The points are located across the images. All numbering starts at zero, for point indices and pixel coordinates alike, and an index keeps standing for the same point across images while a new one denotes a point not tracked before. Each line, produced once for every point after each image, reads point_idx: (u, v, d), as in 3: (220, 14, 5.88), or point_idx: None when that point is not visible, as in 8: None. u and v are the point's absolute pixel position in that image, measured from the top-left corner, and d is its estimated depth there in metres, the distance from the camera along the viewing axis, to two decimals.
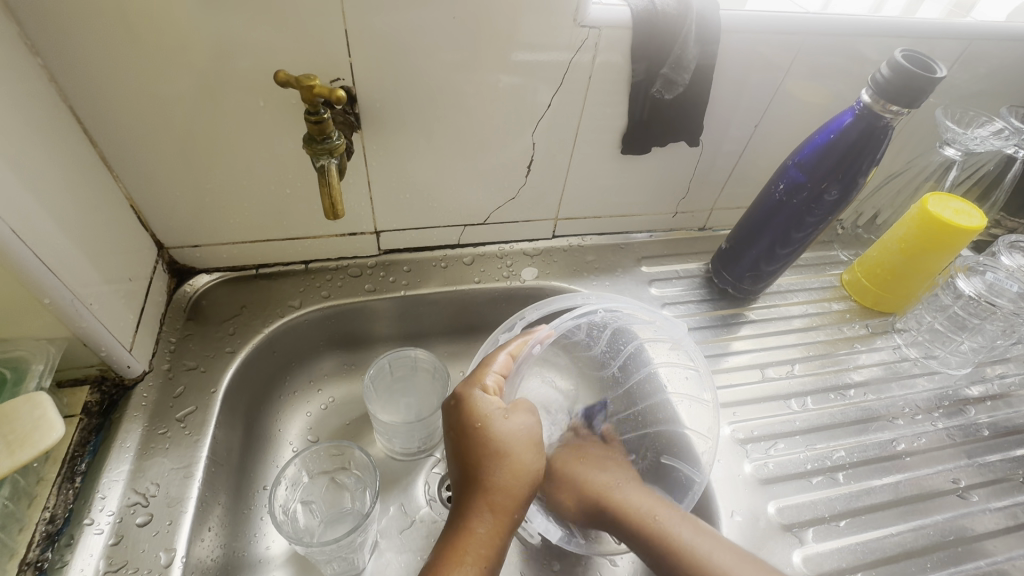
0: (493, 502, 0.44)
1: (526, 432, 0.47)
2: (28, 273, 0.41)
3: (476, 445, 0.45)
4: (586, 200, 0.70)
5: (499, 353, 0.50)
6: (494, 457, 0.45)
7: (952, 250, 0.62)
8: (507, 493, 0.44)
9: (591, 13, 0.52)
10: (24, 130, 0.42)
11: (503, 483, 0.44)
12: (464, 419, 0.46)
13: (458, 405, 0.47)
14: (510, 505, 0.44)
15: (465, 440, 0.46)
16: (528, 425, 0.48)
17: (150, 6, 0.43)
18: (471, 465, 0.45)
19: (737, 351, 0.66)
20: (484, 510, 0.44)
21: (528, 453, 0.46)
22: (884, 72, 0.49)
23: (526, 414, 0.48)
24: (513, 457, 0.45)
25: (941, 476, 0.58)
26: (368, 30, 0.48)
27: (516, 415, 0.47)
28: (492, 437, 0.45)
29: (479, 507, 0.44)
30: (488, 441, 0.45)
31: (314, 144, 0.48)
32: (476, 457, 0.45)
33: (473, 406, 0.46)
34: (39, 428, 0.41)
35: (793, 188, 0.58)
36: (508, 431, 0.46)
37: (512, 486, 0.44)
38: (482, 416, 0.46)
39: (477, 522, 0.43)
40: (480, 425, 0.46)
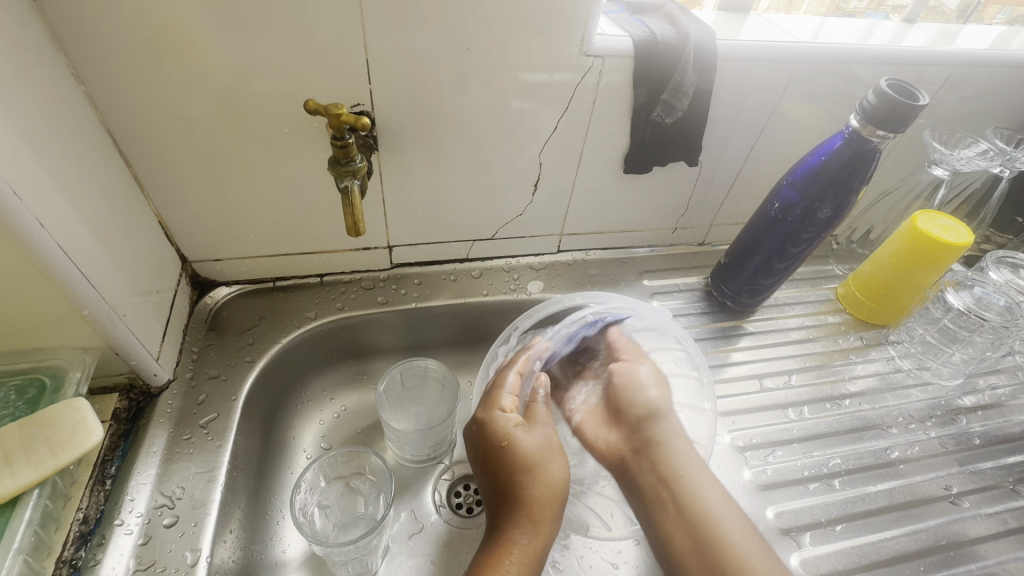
0: (530, 512, 0.47)
1: (551, 443, 0.50)
2: (71, 287, 0.44)
3: (508, 461, 0.48)
4: (589, 216, 0.73)
5: (510, 374, 0.52)
6: (525, 470, 0.48)
7: (941, 265, 0.65)
8: (544, 500, 0.47)
9: (596, 43, 0.55)
10: (68, 152, 0.45)
11: (538, 493, 0.47)
12: (488, 440, 0.49)
13: (481, 427, 0.50)
14: (547, 515, 0.47)
15: (493, 457, 0.49)
16: (550, 432, 0.51)
17: (189, 40, 0.47)
18: (504, 480, 0.48)
19: (736, 362, 0.69)
20: (524, 520, 0.46)
21: (558, 464, 0.49)
22: (871, 99, 0.52)
23: (546, 423, 0.51)
24: (543, 467, 0.48)
25: (934, 483, 0.60)
26: (388, 59, 0.52)
27: (539, 427, 0.51)
28: (522, 452, 0.48)
29: (518, 519, 0.47)
30: (519, 457, 0.48)
31: (338, 166, 0.51)
32: (507, 472, 0.48)
33: (497, 425, 0.49)
34: (79, 431, 0.46)
35: (787, 207, 0.61)
36: (534, 443, 0.49)
37: (547, 495, 0.47)
38: (506, 435, 0.49)
39: (517, 533, 0.46)
40: (507, 444, 0.48)
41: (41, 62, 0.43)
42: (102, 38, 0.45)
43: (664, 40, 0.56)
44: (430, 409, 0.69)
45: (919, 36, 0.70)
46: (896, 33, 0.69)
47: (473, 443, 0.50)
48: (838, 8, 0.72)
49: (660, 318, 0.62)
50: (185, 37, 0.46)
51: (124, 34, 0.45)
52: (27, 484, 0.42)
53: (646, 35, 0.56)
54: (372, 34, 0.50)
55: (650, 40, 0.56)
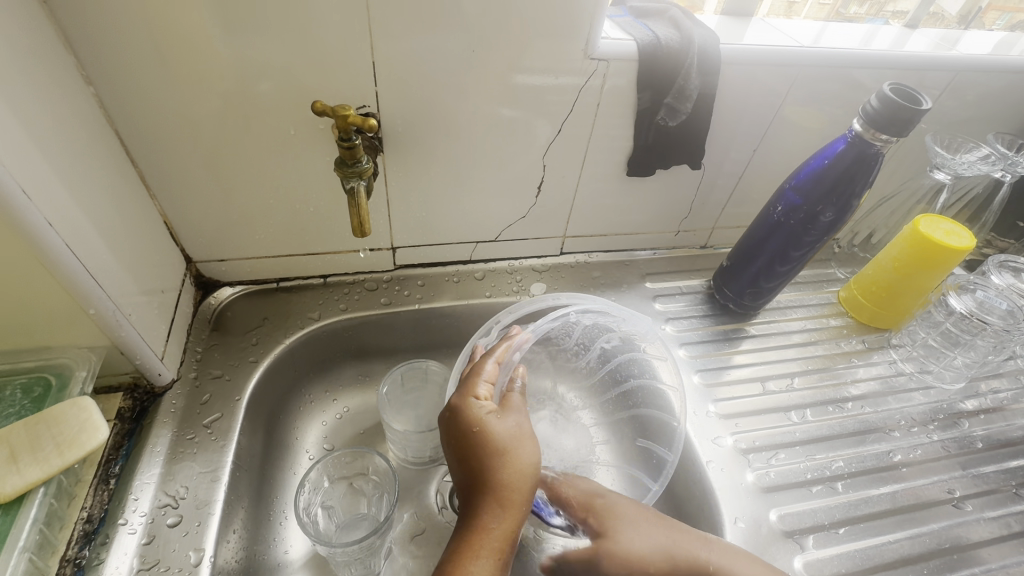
0: (500, 496, 0.45)
1: (523, 428, 0.48)
2: (78, 286, 0.44)
3: (479, 447, 0.46)
4: (592, 218, 0.73)
5: (488, 362, 0.52)
6: (496, 454, 0.46)
7: (943, 269, 0.65)
8: (517, 483, 0.45)
9: (601, 47, 0.55)
10: (76, 152, 0.45)
11: (507, 478, 0.45)
12: (460, 425, 0.48)
13: (455, 413, 0.49)
14: (519, 500, 0.45)
15: (464, 443, 0.47)
16: (526, 419, 0.50)
17: (197, 42, 0.47)
18: (475, 468, 0.46)
19: (738, 364, 0.69)
20: (494, 505, 0.45)
21: (530, 448, 0.47)
22: (874, 103, 0.52)
23: (520, 410, 0.50)
24: (515, 450, 0.47)
25: (937, 486, 0.60)
26: (394, 61, 0.52)
27: (512, 411, 0.49)
28: (492, 436, 0.47)
29: (488, 505, 0.45)
30: (489, 441, 0.46)
31: (345, 168, 0.51)
32: (477, 457, 0.46)
33: (468, 411, 0.48)
34: (86, 430, 0.46)
35: (790, 210, 0.61)
36: (506, 427, 0.48)
37: (517, 479, 0.45)
38: (477, 420, 0.47)
39: (486, 517, 0.44)
40: (478, 428, 0.47)
41: (50, 63, 0.43)
42: (111, 39, 0.45)
43: (668, 44, 0.56)
44: (429, 411, 0.68)
45: (920, 41, 0.70)
46: (897, 38, 0.69)
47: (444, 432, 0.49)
48: (840, 13, 0.73)
49: (642, 324, 0.57)
50: (193, 37, 0.47)
51: (133, 36, 0.45)
52: (33, 481, 0.42)
53: (651, 39, 0.56)
54: (379, 37, 0.50)
55: (654, 44, 0.56)
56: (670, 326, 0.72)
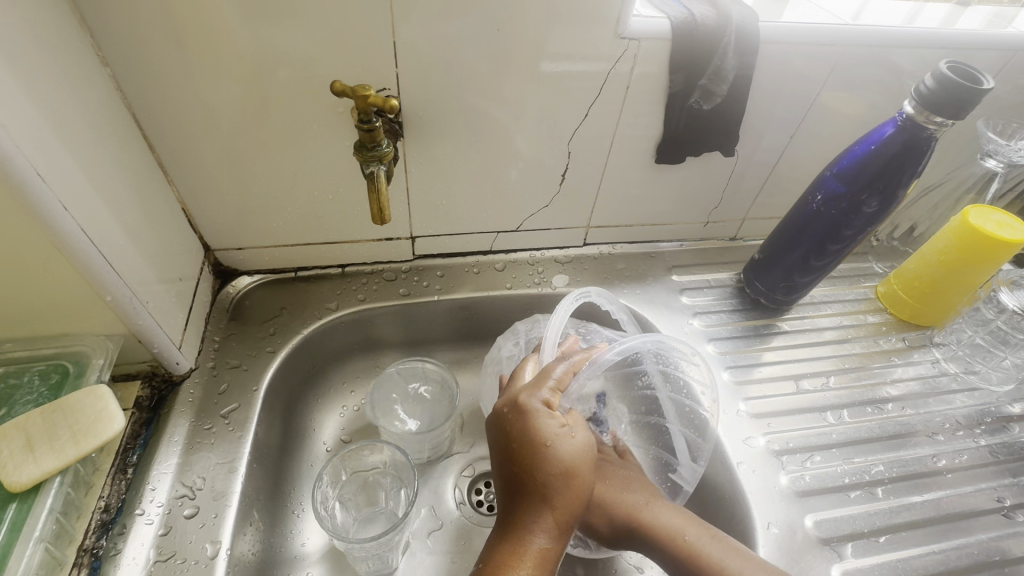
0: (554, 517, 0.44)
1: (590, 451, 0.46)
2: (95, 273, 0.43)
3: (543, 464, 0.44)
4: (617, 209, 0.71)
5: (560, 365, 0.49)
6: (560, 475, 0.44)
7: (994, 263, 0.61)
8: (574, 507, 0.45)
9: (632, 26, 0.52)
10: (92, 136, 0.44)
11: (565, 500, 0.44)
12: (524, 433, 0.45)
13: (521, 417, 0.46)
14: (570, 522, 0.44)
15: (528, 455, 0.45)
16: (591, 444, 0.47)
17: (213, 22, 0.45)
18: (533, 481, 0.44)
19: (769, 361, 0.66)
20: (547, 525, 0.44)
21: (590, 473, 0.46)
22: (928, 83, 0.48)
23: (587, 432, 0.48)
24: (582, 475, 0.45)
25: (983, 495, 0.57)
26: (415, 40, 0.50)
27: (582, 431, 0.47)
28: (560, 458, 0.44)
29: (541, 522, 0.44)
30: (556, 461, 0.44)
31: (364, 151, 0.49)
32: (538, 474, 0.44)
33: (539, 424, 0.45)
34: (102, 419, 0.45)
35: (832, 199, 0.57)
36: (575, 449, 0.45)
37: (575, 504, 0.45)
38: (548, 436, 0.45)
39: (537, 534, 0.43)
40: (549, 444, 0.44)
41: (66, 43, 0.42)
42: (127, 18, 0.44)
43: (704, 22, 0.53)
44: (422, 412, 0.65)
45: (973, 19, 0.66)
46: (947, 16, 0.65)
47: (501, 434, 0.46)
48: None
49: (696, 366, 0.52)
50: (210, 16, 0.45)
51: (149, 16, 0.44)
52: (49, 471, 0.42)
53: (685, 17, 0.53)
54: (399, 15, 0.48)
55: (689, 22, 0.53)
56: (698, 320, 0.69)
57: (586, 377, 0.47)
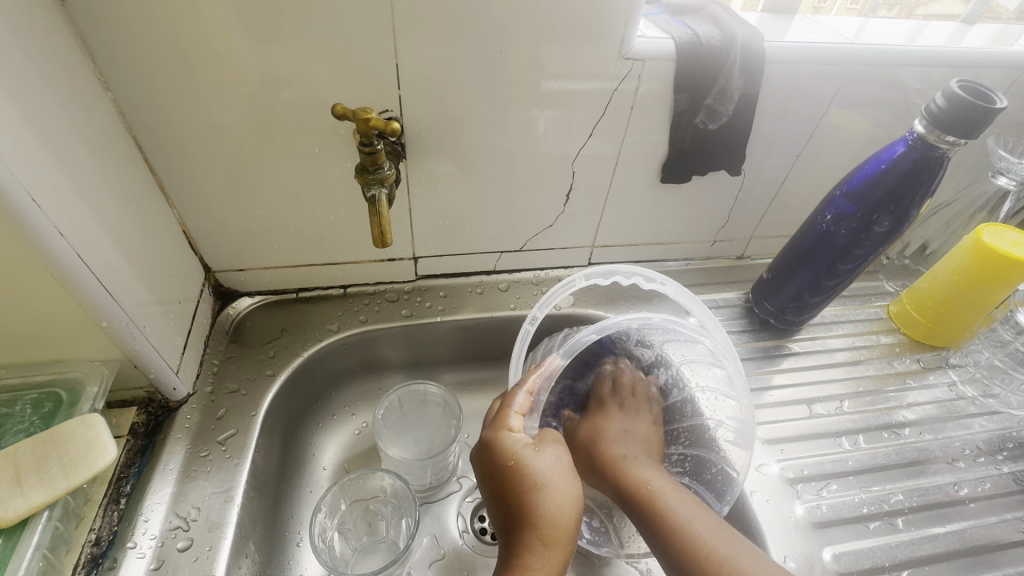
0: (542, 534, 0.43)
1: (559, 462, 0.46)
2: (91, 299, 0.42)
3: (515, 484, 0.45)
4: (622, 228, 0.70)
5: (519, 394, 0.49)
6: (532, 490, 0.44)
7: (1010, 283, 0.60)
8: (560, 517, 0.43)
9: (636, 46, 0.52)
10: (91, 160, 0.43)
11: (549, 515, 0.43)
12: (491, 458, 0.46)
13: (485, 449, 0.47)
14: (562, 536, 0.43)
15: (499, 477, 0.45)
16: (563, 459, 0.47)
17: (215, 47, 0.45)
18: (512, 503, 0.44)
19: (780, 385, 0.64)
20: (535, 542, 0.42)
21: (567, 483, 0.45)
22: (939, 102, 0.48)
23: (557, 446, 0.48)
24: (559, 485, 0.45)
25: (1008, 526, 0.55)
26: (418, 62, 0.49)
27: (550, 446, 0.48)
28: (529, 473, 0.45)
29: (531, 543, 0.43)
30: (524, 477, 0.45)
31: (366, 174, 0.49)
32: (513, 494, 0.45)
33: (501, 446, 0.46)
34: (93, 450, 0.44)
35: (841, 219, 0.56)
36: (545, 462, 0.46)
37: (560, 515, 0.44)
38: (512, 454, 0.46)
39: (529, 555, 0.42)
40: (513, 463, 0.45)
41: (67, 68, 0.42)
42: (129, 43, 0.44)
43: (708, 42, 0.53)
44: (427, 437, 0.64)
45: (978, 37, 0.65)
46: (952, 35, 0.65)
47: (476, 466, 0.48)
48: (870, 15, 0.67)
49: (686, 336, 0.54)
50: (213, 40, 0.45)
51: (151, 42, 0.44)
52: (37, 505, 0.40)
53: (689, 37, 0.53)
54: (402, 37, 0.47)
55: (692, 42, 0.53)
56: None
57: (544, 394, 0.51)
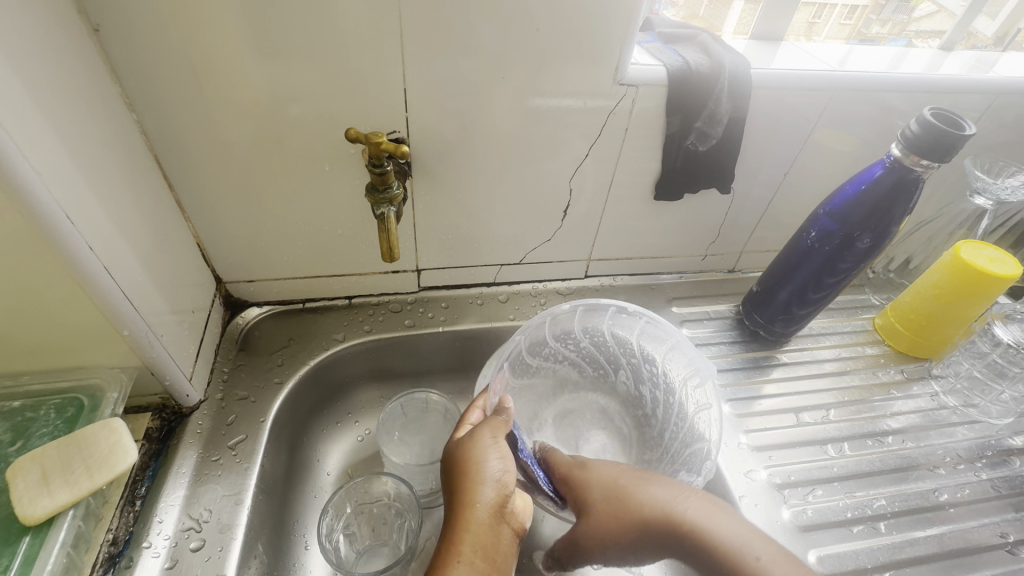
0: (455, 514, 0.44)
1: (485, 446, 0.47)
2: (115, 310, 0.44)
3: (445, 478, 0.47)
4: (617, 242, 0.73)
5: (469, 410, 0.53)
6: (453, 478, 0.46)
7: (987, 298, 0.62)
8: (467, 498, 0.44)
9: (630, 73, 0.55)
10: (116, 179, 0.46)
11: (463, 495, 0.44)
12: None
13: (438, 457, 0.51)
14: (474, 513, 0.43)
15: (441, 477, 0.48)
16: (494, 447, 0.48)
17: (234, 73, 0.48)
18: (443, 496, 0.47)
19: (769, 394, 0.66)
20: (449, 523, 0.43)
21: (486, 464, 0.46)
22: (913, 128, 0.51)
23: (489, 431, 0.49)
24: (476, 470, 0.46)
25: (987, 530, 0.57)
26: (425, 87, 0.52)
27: (482, 430, 0.49)
28: (450, 463, 0.47)
29: (446, 524, 0.44)
30: (449, 468, 0.47)
31: (376, 193, 0.52)
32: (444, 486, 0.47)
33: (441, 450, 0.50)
34: (115, 453, 0.46)
35: (825, 236, 0.59)
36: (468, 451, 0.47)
37: (472, 493, 0.44)
38: (445, 453, 0.49)
39: (444, 535, 0.43)
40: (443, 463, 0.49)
41: (96, 93, 0.44)
42: (154, 69, 0.47)
43: (698, 68, 0.56)
44: (429, 444, 0.65)
45: (956, 63, 0.69)
46: (931, 61, 0.68)
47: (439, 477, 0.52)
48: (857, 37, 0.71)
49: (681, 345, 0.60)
50: (233, 66, 0.48)
51: (175, 68, 0.47)
52: (63, 504, 0.42)
53: (680, 64, 0.56)
54: (410, 63, 0.50)
55: (683, 69, 0.56)
56: (699, 352, 0.71)
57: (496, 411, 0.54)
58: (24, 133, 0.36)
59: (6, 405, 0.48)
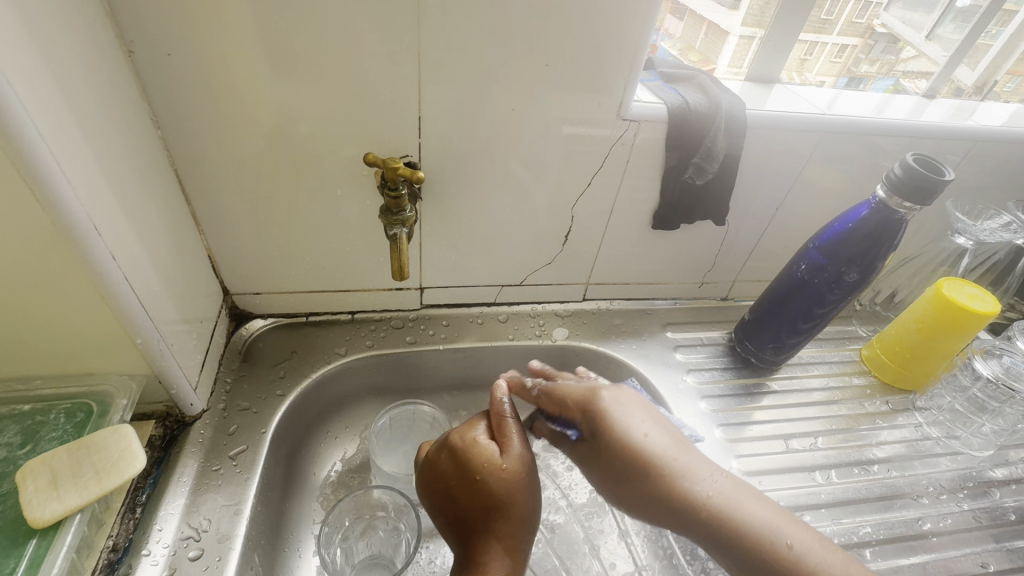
0: (505, 541, 0.48)
1: (527, 461, 0.51)
2: (130, 317, 0.46)
3: (483, 493, 0.49)
4: (615, 267, 0.75)
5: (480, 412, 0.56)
6: (500, 501, 0.49)
7: (968, 333, 0.65)
8: (523, 505, 0.49)
9: (633, 109, 0.58)
10: (141, 192, 0.48)
11: (510, 524, 0.48)
12: (457, 471, 0.50)
13: (456, 456, 0.51)
14: (521, 543, 0.48)
15: (471, 487, 0.49)
16: (524, 446, 0.52)
17: (258, 95, 0.51)
18: (478, 511, 0.49)
19: (759, 421, 0.69)
20: (496, 547, 0.47)
21: (529, 486, 0.50)
22: (897, 171, 0.54)
23: (516, 425, 0.52)
24: (527, 476, 0.50)
25: (968, 560, 0.59)
26: (438, 114, 0.55)
27: (512, 427, 0.52)
28: (497, 484, 0.49)
29: (495, 549, 0.47)
30: (494, 488, 0.49)
31: (389, 215, 0.54)
32: (481, 499, 0.49)
33: (473, 457, 0.50)
34: (124, 458, 0.47)
35: (814, 269, 0.62)
36: (512, 460, 0.50)
37: (520, 525, 0.48)
38: (481, 467, 0.50)
39: (493, 562, 0.46)
40: (481, 476, 0.49)
41: (127, 111, 0.47)
42: (182, 88, 0.49)
43: (697, 107, 0.59)
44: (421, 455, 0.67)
45: (937, 109, 0.73)
46: (914, 107, 0.72)
47: (438, 474, 0.52)
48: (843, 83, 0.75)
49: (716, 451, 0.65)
50: (258, 90, 0.50)
51: (201, 87, 0.49)
52: (71, 508, 0.43)
53: (679, 102, 0.59)
54: (426, 92, 0.53)
55: (683, 107, 0.59)
56: (691, 377, 0.73)
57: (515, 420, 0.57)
58: (62, 146, 0.38)
59: (17, 408, 0.49)
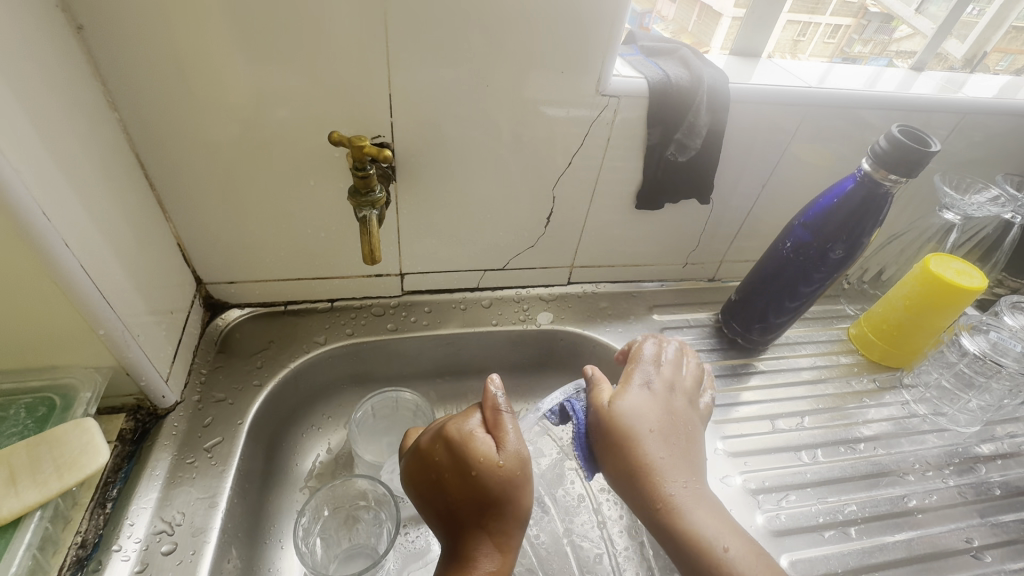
0: (498, 538, 0.47)
1: (523, 456, 0.48)
2: (89, 307, 0.44)
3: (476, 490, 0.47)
4: (600, 250, 0.74)
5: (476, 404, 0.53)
6: (494, 498, 0.47)
7: (955, 309, 0.64)
8: (516, 504, 0.48)
9: (612, 84, 0.56)
10: (97, 177, 0.46)
11: (503, 520, 0.47)
12: (452, 463, 0.49)
13: (450, 450, 0.49)
14: (513, 537, 0.48)
15: (466, 482, 0.48)
16: (520, 440, 0.49)
17: (218, 74, 0.48)
18: (471, 506, 0.48)
19: (747, 401, 0.68)
20: (487, 542, 0.47)
21: (524, 484, 0.48)
22: (883, 144, 0.53)
23: (511, 421, 0.50)
24: (523, 473, 0.48)
25: (953, 535, 0.59)
26: (409, 93, 0.53)
27: (509, 422, 0.49)
28: (492, 480, 0.47)
29: (485, 544, 0.47)
30: (489, 486, 0.47)
31: (358, 196, 0.52)
32: (474, 496, 0.47)
33: (468, 452, 0.48)
34: (87, 452, 0.46)
35: (800, 246, 0.61)
36: (509, 457, 0.48)
37: (515, 520, 0.48)
38: (475, 464, 0.47)
39: (482, 559, 0.46)
40: (476, 472, 0.47)
41: (78, 92, 0.44)
42: (137, 68, 0.47)
43: (678, 82, 0.57)
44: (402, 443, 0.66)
45: (925, 82, 0.71)
46: (903, 80, 0.71)
47: (432, 466, 0.50)
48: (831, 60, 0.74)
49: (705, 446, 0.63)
50: (217, 68, 0.48)
51: (157, 65, 0.47)
52: (30, 505, 0.42)
53: (660, 77, 0.57)
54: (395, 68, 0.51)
55: (664, 82, 0.57)
56: None
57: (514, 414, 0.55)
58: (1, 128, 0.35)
59: None
